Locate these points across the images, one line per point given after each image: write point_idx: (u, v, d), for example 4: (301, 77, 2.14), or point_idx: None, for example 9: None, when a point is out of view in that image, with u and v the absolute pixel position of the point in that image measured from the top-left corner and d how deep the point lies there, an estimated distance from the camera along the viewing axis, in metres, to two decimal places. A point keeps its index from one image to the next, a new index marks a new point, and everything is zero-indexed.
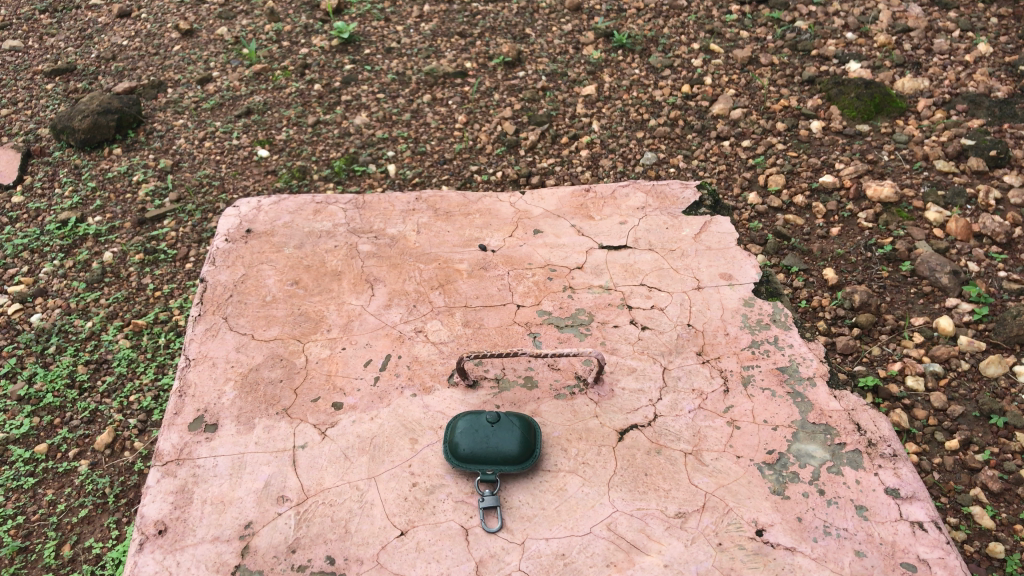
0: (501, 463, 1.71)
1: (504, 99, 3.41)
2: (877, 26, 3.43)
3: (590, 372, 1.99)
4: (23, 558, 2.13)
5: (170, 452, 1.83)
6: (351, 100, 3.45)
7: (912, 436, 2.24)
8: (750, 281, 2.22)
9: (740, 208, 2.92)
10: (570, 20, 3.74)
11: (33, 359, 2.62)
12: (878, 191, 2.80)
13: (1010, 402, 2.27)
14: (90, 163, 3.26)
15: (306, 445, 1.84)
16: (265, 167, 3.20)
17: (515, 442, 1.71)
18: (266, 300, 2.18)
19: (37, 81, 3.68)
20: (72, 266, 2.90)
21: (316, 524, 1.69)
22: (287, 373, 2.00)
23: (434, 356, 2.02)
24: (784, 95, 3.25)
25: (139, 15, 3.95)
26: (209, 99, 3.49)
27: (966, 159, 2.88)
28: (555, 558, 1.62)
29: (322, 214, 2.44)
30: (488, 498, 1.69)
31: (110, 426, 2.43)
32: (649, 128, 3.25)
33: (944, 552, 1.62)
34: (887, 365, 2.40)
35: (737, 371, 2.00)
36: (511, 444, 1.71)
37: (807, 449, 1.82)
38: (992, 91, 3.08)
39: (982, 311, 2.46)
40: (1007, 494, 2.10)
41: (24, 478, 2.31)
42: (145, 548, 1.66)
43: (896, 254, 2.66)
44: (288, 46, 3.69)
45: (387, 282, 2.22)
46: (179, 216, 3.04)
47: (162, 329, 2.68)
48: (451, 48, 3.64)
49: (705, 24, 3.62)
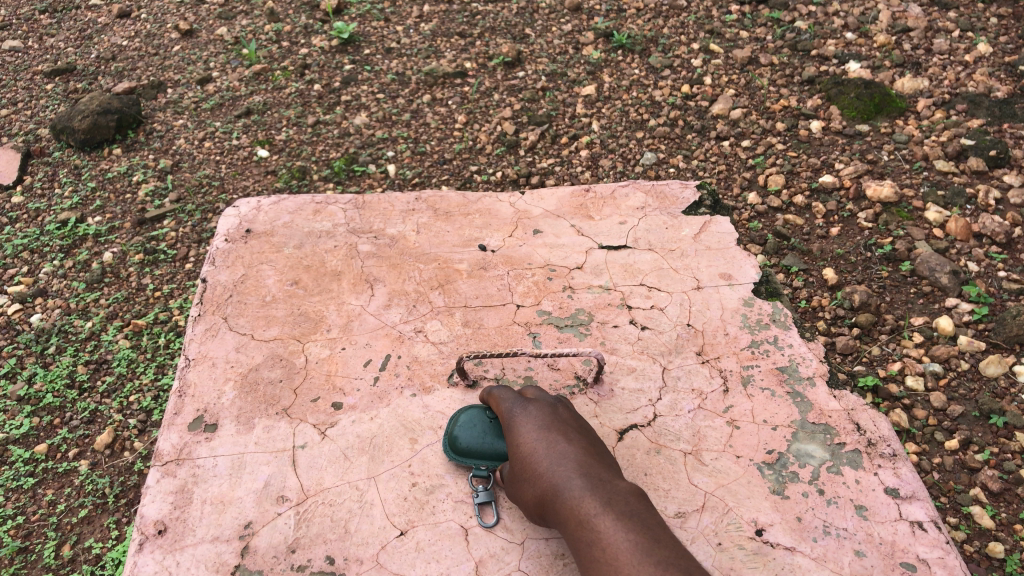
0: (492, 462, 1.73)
1: (504, 99, 3.41)
2: (877, 26, 3.43)
3: (590, 372, 1.98)
4: (23, 558, 2.13)
5: (170, 452, 1.83)
6: (351, 100, 3.45)
7: (911, 436, 2.25)
8: (750, 281, 2.23)
9: (740, 208, 2.92)
10: (570, 20, 3.74)
11: (33, 359, 2.62)
12: (877, 191, 2.80)
13: (1010, 402, 2.27)
14: (90, 163, 3.25)
15: (306, 445, 1.84)
16: (265, 167, 3.20)
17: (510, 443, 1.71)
18: (266, 300, 2.17)
19: (37, 81, 3.68)
20: (72, 266, 2.90)
21: (316, 524, 1.69)
22: (287, 373, 2.00)
23: (434, 355, 2.02)
24: (784, 95, 3.25)
25: (139, 16, 3.95)
26: (209, 99, 3.50)
27: (966, 159, 2.88)
28: (555, 557, 1.62)
29: (322, 214, 2.44)
30: (483, 493, 1.70)
31: (110, 426, 2.43)
32: (649, 127, 3.25)
33: (944, 552, 1.62)
34: (887, 365, 2.40)
35: (737, 371, 2.00)
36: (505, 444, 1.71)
37: (806, 449, 1.81)
38: (992, 91, 3.08)
39: (982, 311, 2.47)
40: (1007, 494, 2.10)
41: (24, 478, 2.31)
42: (145, 548, 1.66)
43: (896, 254, 2.65)
44: (288, 46, 3.69)
45: (387, 282, 2.22)
46: (179, 216, 3.04)
47: (162, 329, 2.68)
48: (451, 48, 3.64)
49: (705, 24, 3.62)
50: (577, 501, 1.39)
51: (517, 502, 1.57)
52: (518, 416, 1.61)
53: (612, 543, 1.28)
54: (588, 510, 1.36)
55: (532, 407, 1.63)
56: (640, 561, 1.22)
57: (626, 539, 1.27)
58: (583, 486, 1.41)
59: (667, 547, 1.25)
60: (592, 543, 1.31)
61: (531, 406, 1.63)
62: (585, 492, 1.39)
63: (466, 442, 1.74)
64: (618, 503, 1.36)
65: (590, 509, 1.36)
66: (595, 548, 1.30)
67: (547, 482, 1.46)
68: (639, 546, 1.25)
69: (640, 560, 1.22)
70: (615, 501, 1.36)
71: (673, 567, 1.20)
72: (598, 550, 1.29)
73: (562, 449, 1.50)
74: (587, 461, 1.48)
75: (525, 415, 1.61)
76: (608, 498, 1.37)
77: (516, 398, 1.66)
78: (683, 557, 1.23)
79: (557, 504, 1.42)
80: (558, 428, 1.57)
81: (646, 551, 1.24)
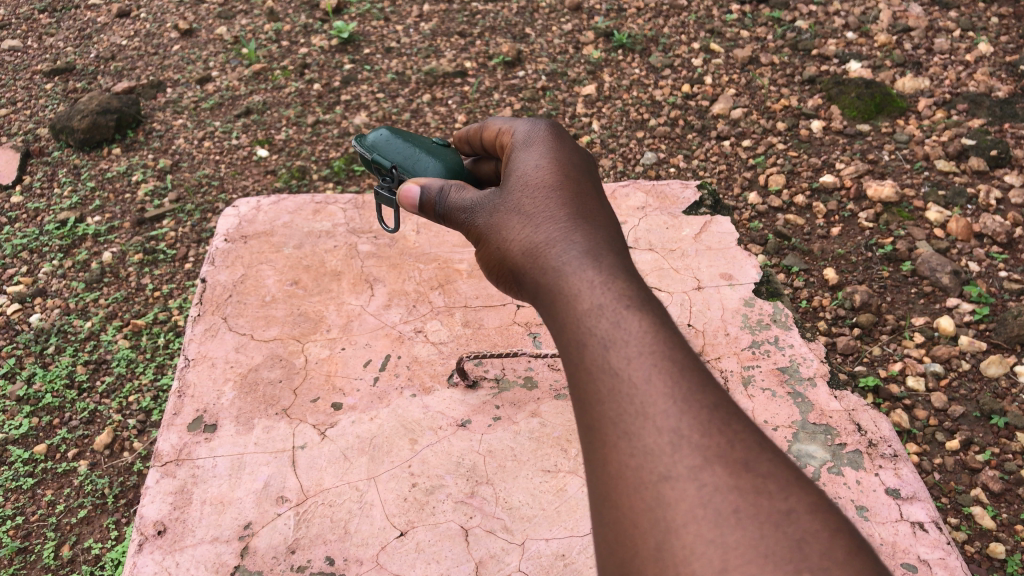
0: (403, 164, 1.59)
1: (504, 99, 3.40)
2: (877, 26, 3.42)
3: None
4: (23, 558, 2.12)
5: (170, 452, 1.82)
6: (351, 100, 3.44)
7: (912, 436, 2.25)
8: (750, 281, 2.22)
9: (740, 208, 2.92)
10: (570, 20, 3.72)
11: (33, 359, 2.61)
12: (878, 191, 2.79)
13: (1011, 402, 2.27)
14: (89, 163, 3.25)
15: (306, 445, 1.83)
16: (265, 167, 3.20)
17: (439, 168, 1.57)
18: (265, 300, 2.17)
19: (36, 81, 3.67)
20: (72, 266, 2.89)
21: (316, 525, 1.68)
22: (286, 373, 1.99)
23: (434, 356, 2.02)
24: (784, 95, 3.24)
25: (138, 15, 3.94)
26: (209, 99, 3.49)
27: (966, 159, 2.88)
28: (555, 558, 1.62)
29: (321, 214, 2.43)
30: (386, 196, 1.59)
31: (109, 426, 2.43)
32: (649, 127, 3.25)
33: (944, 553, 1.62)
34: (887, 365, 2.40)
35: (737, 371, 1.99)
36: (432, 165, 1.58)
37: (807, 449, 1.81)
38: (992, 91, 3.07)
39: (982, 312, 2.47)
40: (1007, 494, 2.10)
41: (24, 478, 2.31)
42: (145, 548, 1.65)
43: (896, 254, 2.65)
44: (287, 45, 3.68)
45: (387, 282, 2.22)
46: (179, 216, 3.04)
47: (162, 329, 2.68)
48: (451, 48, 3.63)
49: (705, 24, 3.61)
50: (595, 292, 0.95)
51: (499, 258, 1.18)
52: (533, 159, 1.25)
53: (635, 364, 0.87)
54: (611, 312, 0.92)
55: (557, 152, 1.25)
56: (676, 407, 0.83)
57: (658, 364, 0.86)
58: (609, 273, 0.97)
59: (720, 397, 0.85)
60: (603, 356, 0.89)
61: (555, 149, 1.26)
62: (609, 284, 0.96)
63: (393, 138, 1.61)
64: (656, 312, 0.93)
65: (615, 307, 0.92)
66: (607, 361, 0.89)
67: (554, 251, 1.04)
68: (678, 380, 0.85)
69: (674, 405, 0.83)
70: (653, 310, 0.93)
71: (729, 443, 0.80)
72: (609, 365, 0.88)
73: (582, 227, 1.08)
74: (614, 245, 1.05)
75: (545, 150, 1.25)
76: (646, 304, 0.93)
77: (542, 130, 1.32)
78: (743, 419, 0.84)
79: (560, 279, 1.01)
80: (580, 198, 1.15)
81: (687, 385, 0.85)
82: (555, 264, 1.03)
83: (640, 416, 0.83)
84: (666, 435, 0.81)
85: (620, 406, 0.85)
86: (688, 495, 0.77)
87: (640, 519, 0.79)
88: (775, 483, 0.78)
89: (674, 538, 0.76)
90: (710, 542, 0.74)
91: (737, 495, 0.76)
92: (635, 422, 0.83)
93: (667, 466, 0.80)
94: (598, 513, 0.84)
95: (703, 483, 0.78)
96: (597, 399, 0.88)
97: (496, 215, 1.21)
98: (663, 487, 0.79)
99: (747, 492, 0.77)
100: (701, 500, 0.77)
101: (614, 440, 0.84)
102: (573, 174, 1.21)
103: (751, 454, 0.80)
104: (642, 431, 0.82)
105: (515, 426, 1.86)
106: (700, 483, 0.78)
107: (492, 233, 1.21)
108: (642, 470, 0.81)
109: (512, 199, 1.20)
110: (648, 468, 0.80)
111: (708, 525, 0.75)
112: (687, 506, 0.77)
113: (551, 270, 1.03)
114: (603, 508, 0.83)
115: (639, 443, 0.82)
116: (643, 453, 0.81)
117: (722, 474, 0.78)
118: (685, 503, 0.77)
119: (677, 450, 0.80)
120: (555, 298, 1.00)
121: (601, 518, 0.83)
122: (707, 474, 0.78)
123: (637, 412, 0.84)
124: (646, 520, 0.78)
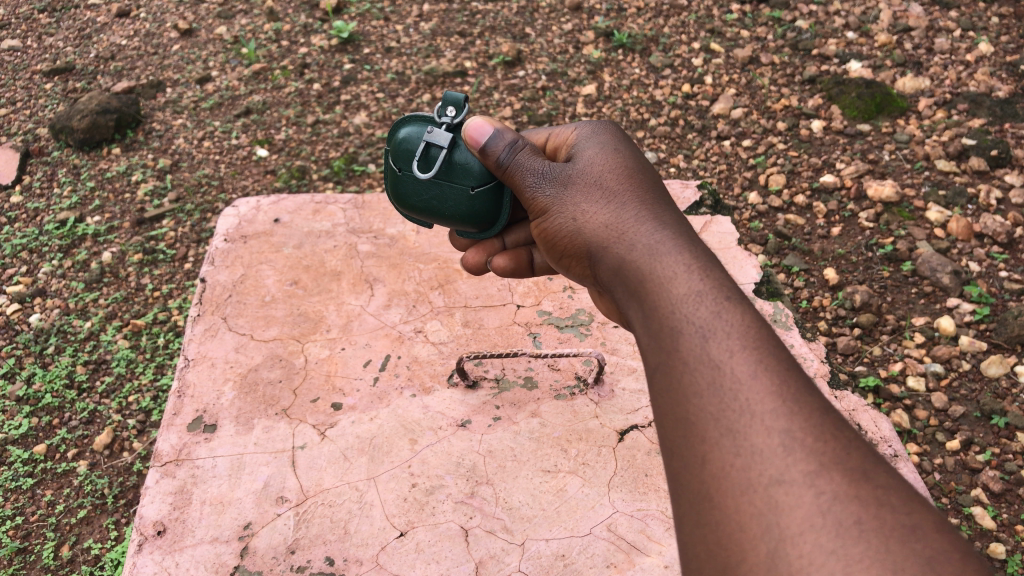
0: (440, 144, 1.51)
1: (504, 99, 3.39)
2: (877, 26, 3.41)
3: (590, 372, 1.98)
4: (22, 558, 2.13)
5: (170, 452, 1.82)
6: (351, 100, 3.44)
7: (912, 436, 2.25)
8: (750, 281, 2.23)
9: (740, 208, 2.92)
10: (570, 20, 3.71)
11: (32, 359, 2.61)
12: (878, 191, 2.79)
13: (1011, 402, 2.27)
14: (89, 163, 3.24)
15: (306, 445, 1.83)
16: (264, 167, 3.20)
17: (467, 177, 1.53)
18: (265, 300, 2.17)
19: (36, 81, 3.66)
20: (71, 266, 2.89)
21: (316, 525, 1.68)
22: (286, 373, 1.99)
23: (434, 355, 2.01)
24: (784, 95, 3.24)
25: (139, 15, 3.93)
26: (209, 99, 3.48)
27: (967, 159, 2.87)
28: (555, 558, 1.61)
29: (321, 214, 2.43)
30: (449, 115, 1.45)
31: (109, 426, 2.43)
32: (649, 127, 3.25)
33: None
34: (887, 365, 2.40)
35: None
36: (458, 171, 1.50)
37: None
38: (993, 91, 3.07)
39: (983, 312, 2.46)
40: (1008, 494, 2.10)
41: (23, 478, 2.31)
42: (145, 549, 1.65)
43: (896, 254, 2.65)
44: (288, 46, 3.68)
45: (387, 282, 2.21)
46: (179, 216, 3.04)
47: (162, 329, 2.68)
48: (451, 48, 3.62)
49: (705, 24, 3.60)
50: (693, 285, 1.02)
51: (580, 252, 1.26)
52: (602, 150, 1.34)
53: (736, 360, 0.93)
54: (711, 305, 0.98)
55: (626, 146, 1.35)
56: (785, 409, 0.88)
57: (763, 364, 0.92)
58: (704, 267, 1.05)
59: (824, 401, 0.91)
60: (703, 352, 0.95)
61: (621, 142, 1.36)
62: (706, 275, 1.03)
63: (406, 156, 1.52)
64: (753, 308, 0.99)
65: (715, 301, 0.99)
66: (708, 354, 0.94)
67: (652, 256, 1.10)
68: (786, 381, 0.91)
69: (783, 406, 0.89)
70: (751, 307, 1.00)
71: (842, 450, 0.86)
72: (711, 359, 0.94)
73: (667, 224, 1.17)
74: (698, 239, 1.13)
75: (616, 152, 1.33)
76: (742, 300, 1.00)
77: (602, 124, 1.41)
78: (849, 425, 0.91)
79: (653, 270, 1.08)
80: (656, 204, 1.23)
81: (794, 386, 0.91)
82: (647, 255, 1.11)
83: (748, 418, 0.88)
84: (778, 438, 0.86)
85: (724, 405, 0.90)
86: (804, 501, 0.83)
87: (750, 523, 0.84)
88: (894, 495, 0.84)
89: (790, 548, 0.81)
90: (831, 553, 0.79)
91: (857, 505, 0.82)
92: (742, 422, 0.89)
93: (780, 470, 0.85)
94: (700, 512, 0.89)
95: (821, 490, 0.83)
96: (697, 392, 0.93)
97: (574, 212, 1.27)
98: (775, 491, 0.84)
99: (867, 502, 0.82)
100: (819, 508, 0.82)
101: (717, 438, 0.89)
102: (642, 168, 1.31)
103: (868, 465, 0.86)
104: (751, 432, 0.88)
105: (515, 426, 1.86)
106: (817, 491, 0.83)
107: (568, 215, 1.28)
108: (752, 472, 0.86)
109: (590, 198, 1.27)
110: (760, 471, 0.85)
111: (828, 535, 0.80)
112: (803, 512, 0.82)
113: (643, 261, 1.11)
114: (707, 508, 0.88)
115: (747, 444, 0.87)
116: (753, 453, 0.87)
117: (840, 483, 0.83)
118: (801, 509, 0.82)
119: (790, 454, 0.85)
120: (648, 288, 1.07)
121: (704, 519, 0.88)
122: (824, 481, 0.83)
123: (741, 409, 0.89)
124: (757, 526, 0.83)
